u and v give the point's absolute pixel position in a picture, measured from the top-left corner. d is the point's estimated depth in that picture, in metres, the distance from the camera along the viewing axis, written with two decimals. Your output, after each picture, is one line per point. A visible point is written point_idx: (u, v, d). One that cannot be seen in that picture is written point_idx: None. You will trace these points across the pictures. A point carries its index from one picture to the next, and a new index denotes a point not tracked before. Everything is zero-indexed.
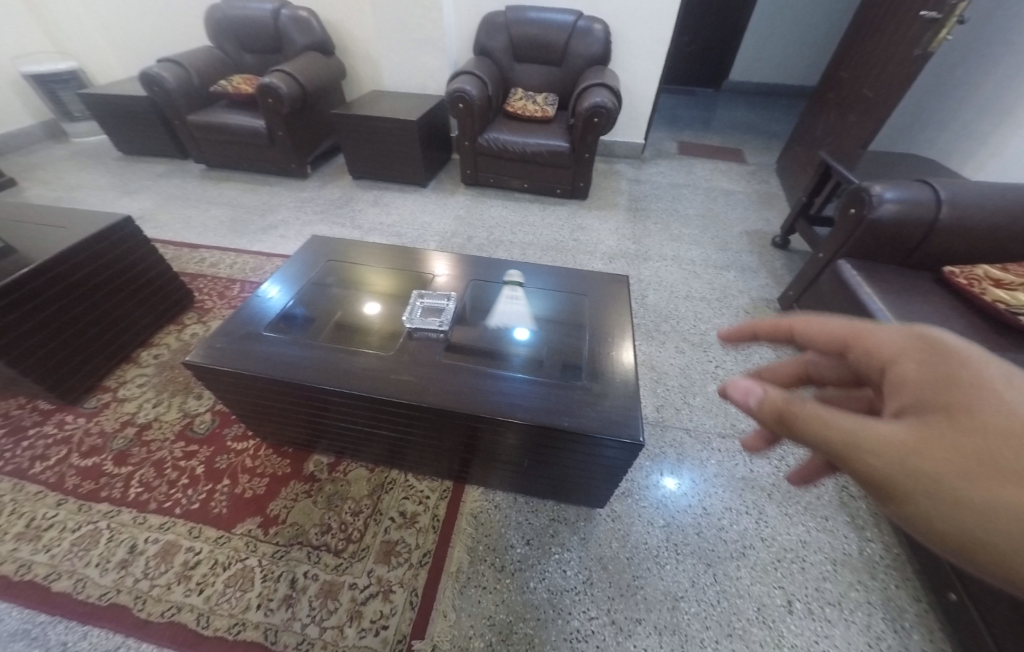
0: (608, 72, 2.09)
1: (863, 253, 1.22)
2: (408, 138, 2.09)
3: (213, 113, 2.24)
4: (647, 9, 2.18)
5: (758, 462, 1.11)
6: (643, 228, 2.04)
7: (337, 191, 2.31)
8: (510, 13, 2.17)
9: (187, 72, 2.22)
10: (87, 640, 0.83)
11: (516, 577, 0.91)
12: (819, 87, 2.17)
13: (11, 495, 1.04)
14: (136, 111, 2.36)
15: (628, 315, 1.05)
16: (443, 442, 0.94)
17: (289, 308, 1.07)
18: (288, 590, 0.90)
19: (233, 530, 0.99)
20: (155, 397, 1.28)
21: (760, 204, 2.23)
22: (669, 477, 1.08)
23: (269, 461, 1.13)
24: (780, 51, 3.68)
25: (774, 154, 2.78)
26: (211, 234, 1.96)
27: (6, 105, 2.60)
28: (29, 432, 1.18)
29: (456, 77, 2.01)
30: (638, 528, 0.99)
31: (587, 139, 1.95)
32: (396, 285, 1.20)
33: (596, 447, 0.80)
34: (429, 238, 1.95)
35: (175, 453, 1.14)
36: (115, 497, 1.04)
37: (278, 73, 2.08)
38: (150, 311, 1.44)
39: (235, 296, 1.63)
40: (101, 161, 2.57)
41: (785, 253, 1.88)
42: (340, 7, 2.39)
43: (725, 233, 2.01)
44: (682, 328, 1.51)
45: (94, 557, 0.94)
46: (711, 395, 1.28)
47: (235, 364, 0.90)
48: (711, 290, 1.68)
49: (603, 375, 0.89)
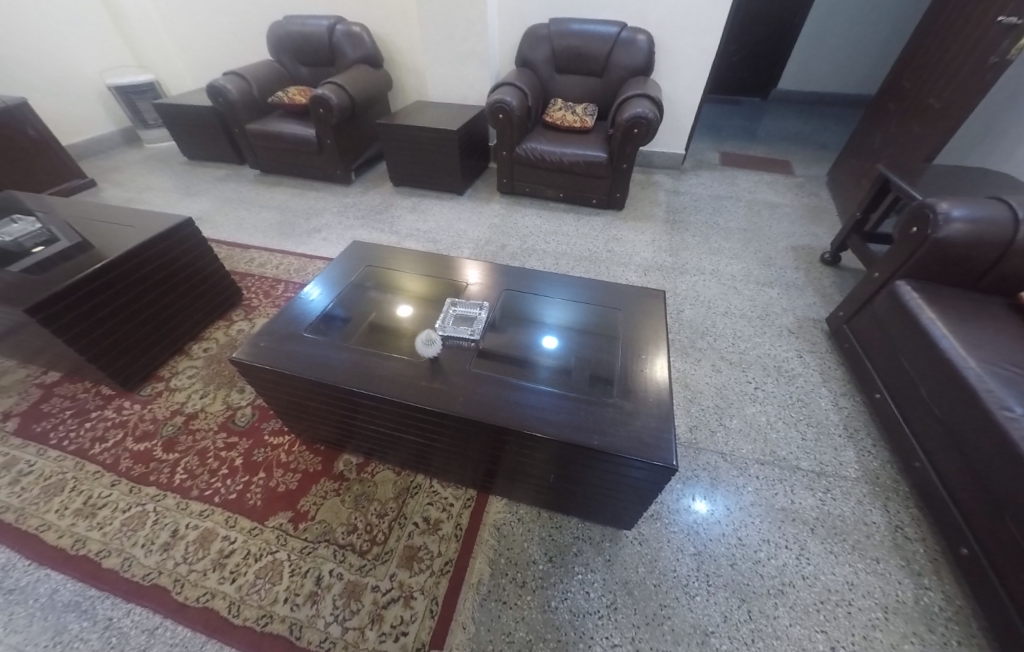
0: (650, 82, 2.06)
1: (925, 274, 1.12)
2: (448, 147, 2.14)
3: (269, 122, 2.38)
4: (694, 18, 2.14)
5: (800, 493, 1.04)
6: (681, 240, 1.99)
7: (378, 197, 2.39)
8: (553, 25, 2.19)
9: (248, 84, 2.37)
10: (130, 617, 0.88)
11: (538, 594, 0.89)
12: (878, 96, 2.04)
13: (73, 473, 1.13)
14: (201, 119, 2.54)
15: (664, 330, 1.01)
16: (469, 451, 0.94)
17: (328, 309, 1.11)
18: (314, 587, 0.92)
19: (266, 522, 1.02)
20: (202, 388, 1.36)
21: (808, 218, 2.12)
22: (701, 503, 1.03)
23: (301, 457, 1.17)
24: (834, 60, 3.51)
25: (824, 166, 2.64)
26: (261, 235, 2.07)
27: (92, 113, 2.88)
28: (91, 414, 1.28)
29: (498, 88, 2.04)
30: (667, 555, 0.94)
31: (625, 149, 1.93)
32: (431, 291, 1.21)
33: (626, 467, 0.77)
34: (463, 245, 1.98)
35: (217, 443, 1.20)
36: (163, 482, 1.11)
37: (330, 85, 2.18)
38: (203, 306, 1.54)
39: (279, 296, 1.71)
40: (168, 165, 2.78)
41: (835, 271, 1.77)
42: (390, 22, 2.50)
43: (769, 248, 1.92)
44: (720, 346, 1.44)
45: (140, 538, 1.00)
46: (749, 418, 1.21)
47: (277, 363, 0.94)
48: (752, 307, 1.60)
49: (634, 392, 0.86)
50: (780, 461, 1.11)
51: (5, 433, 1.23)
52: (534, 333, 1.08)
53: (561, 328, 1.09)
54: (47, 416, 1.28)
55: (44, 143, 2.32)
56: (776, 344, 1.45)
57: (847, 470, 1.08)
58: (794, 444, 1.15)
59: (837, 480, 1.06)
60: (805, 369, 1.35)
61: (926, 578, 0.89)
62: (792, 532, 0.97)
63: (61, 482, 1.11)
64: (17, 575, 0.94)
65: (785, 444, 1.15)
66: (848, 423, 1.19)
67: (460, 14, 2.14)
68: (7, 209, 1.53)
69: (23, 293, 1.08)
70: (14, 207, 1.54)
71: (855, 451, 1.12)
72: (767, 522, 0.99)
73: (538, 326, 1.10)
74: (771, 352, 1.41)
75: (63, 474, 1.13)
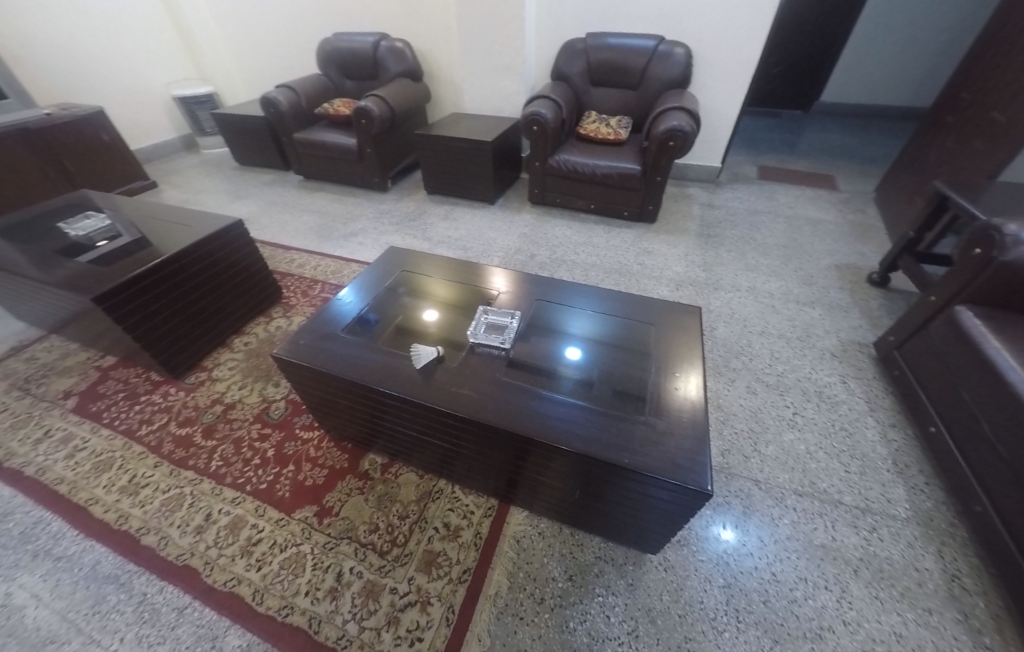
0: (688, 95, 2.04)
1: (990, 300, 1.04)
2: (483, 157, 2.18)
3: (314, 131, 2.51)
4: (735, 32, 2.11)
5: (843, 530, 0.97)
6: (716, 255, 1.93)
7: (412, 204, 2.46)
8: (590, 39, 2.21)
9: (297, 95, 2.52)
10: (163, 594, 0.91)
11: (556, 612, 0.87)
12: (933, 111, 1.94)
13: (121, 451, 1.20)
14: (253, 128, 2.71)
15: (698, 347, 0.98)
16: (492, 459, 0.93)
17: (362, 312, 1.14)
18: (334, 583, 0.93)
19: (292, 515, 1.05)
20: (241, 380, 1.42)
21: (854, 237, 2.02)
22: (733, 531, 0.98)
23: (329, 454, 1.19)
24: (885, 73, 3.37)
25: (872, 182, 2.51)
26: (301, 238, 2.17)
27: (157, 121, 3.12)
28: (141, 397, 1.36)
29: (533, 101, 2.07)
30: (694, 585, 0.90)
31: (660, 162, 1.91)
32: (460, 298, 1.23)
33: (656, 488, 0.75)
34: (493, 253, 2.00)
35: (252, 434, 1.25)
36: (200, 467, 1.16)
37: (373, 97, 2.28)
38: (246, 303, 1.61)
39: (315, 296, 1.78)
40: (221, 170, 2.97)
41: (884, 293, 1.67)
42: (432, 37, 2.59)
43: (810, 266, 1.83)
44: (755, 366, 1.39)
45: (176, 518, 1.05)
46: (787, 445, 1.15)
47: (313, 361, 0.97)
48: (792, 327, 1.53)
49: (667, 411, 0.83)
50: (820, 494, 1.04)
51: (65, 409, 1.33)
52: (557, 342, 1.06)
53: (585, 339, 1.07)
54: (102, 397, 1.37)
55: (115, 147, 2.53)
56: (817, 367, 1.37)
57: (896, 509, 1.00)
58: (836, 476, 1.08)
59: (885, 519, 0.99)
60: (850, 395, 1.27)
61: (987, 636, 0.80)
62: (832, 570, 0.91)
63: (110, 459, 1.18)
64: (66, 544, 1.00)
65: (826, 475, 1.08)
66: (897, 458, 1.11)
67: (500, 30, 2.20)
68: (81, 207, 1.67)
69: (90, 283, 1.17)
70: (87, 205, 1.68)
71: (905, 489, 1.04)
72: (804, 557, 0.93)
73: (562, 337, 1.08)
74: (812, 376, 1.34)
75: (112, 452, 1.20)
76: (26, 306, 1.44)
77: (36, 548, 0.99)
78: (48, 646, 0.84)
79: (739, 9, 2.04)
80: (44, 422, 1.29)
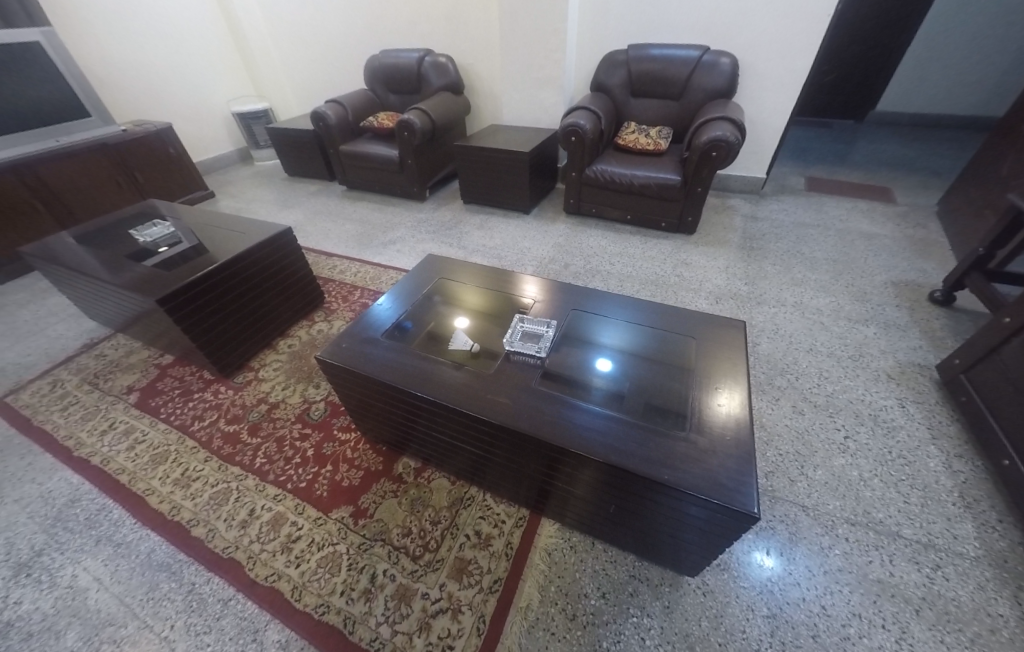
0: (732, 105, 2.00)
1: None
2: (520, 168, 2.22)
3: (359, 144, 2.63)
4: (784, 39, 2.05)
5: (901, 565, 0.90)
6: (759, 268, 1.86)
7: (449, 213, 2.52)
8: (631, 50, 2.21)
9: (344, 110, 2.65)
10: (209, 585, 0.96)
11: (588, 631, 0.85)
12: (1006, 120, 1.81)
13: (176, 445, 1.28)
14: (302, 141, 2.87)
15: (743, 364, 0.94)
16: (526, 470, 0.93)
17: (398, 318, 1.17)
18: (368, 584, 0.95)
19: (329, 514, 1.08)
20: (285, 381, 1.49)
21: (913, 252, 1.90)
22: (777, 559, 0.93)
23: (365, 455, 1.23)
24: (949, 78, 3.17)
25: (933, 194, 2.36)
26: (344, 245, 2.27)
27: (217, 135, 3.36)
28: (194, 394, 1.45)
29: (572, 112, 2.08)
30: (735, 613, 0.86)
31: (701, 172, 1.87)
32: (494, 306, 1.25)
33: (697, 508, 0.72)
34: (527, 262, 2.02)
35: (293, 433, 1.30)
36: (246, 463, 1.22)
37: (415, 111, 2.37)
38: (291, 306, 1.70)
39: (356, 301, 1.85)
40: (271, 180, 3.16)
41: (948, 312, 1.55)
42: (474, 52, 2.67)
43: (864, 282, 1.74)
44: (802, 385, 1.32)
45: (223, 512, 1.10)
46: (837, 471, 1.08)
47: (354, 364, 1.00)
48: (843, 346, 1.45)
49: (710, 428, 0.80)
50: (875, 525, 0.97)
51: (128, 404, 1.44)
52: (587, 352, 1.05)
53: (616, 350, 1.06)
54: (160, 393, 1.47)
55: (180, 160, 2.74)
56: (871, 389, 1.29)
57: (964, 548, 0.92)
58: (893, 508, 1.00)
59: (951, 557, 0.91)
60: (909, 421, 1.19)
61: None
62: (890, 609, 0.84)
63: (165, 452, 1.27)
64: (125, 531, 1.08)
65: (882, 506, 1.01)
66: (965, 492, 1.02)
67: (540, 44, 2.24)
68: (149, 215, 1.82)
69: (156, 286, 1.27)
70: (155, 214, 1.82)
71: (974, 526, 0.96)
72: (858, 592, 0.87)
73: (592, 347, 1.07)
74: (865, 399, 1.26)
75: (168, 446, 1.28)
76: (99, 306, 1.58)
77: (99, 533, 1.07)
78: (107, 628, 0.90)
79: (790, 16, 1.99)
80: (110, 415, 1.39)
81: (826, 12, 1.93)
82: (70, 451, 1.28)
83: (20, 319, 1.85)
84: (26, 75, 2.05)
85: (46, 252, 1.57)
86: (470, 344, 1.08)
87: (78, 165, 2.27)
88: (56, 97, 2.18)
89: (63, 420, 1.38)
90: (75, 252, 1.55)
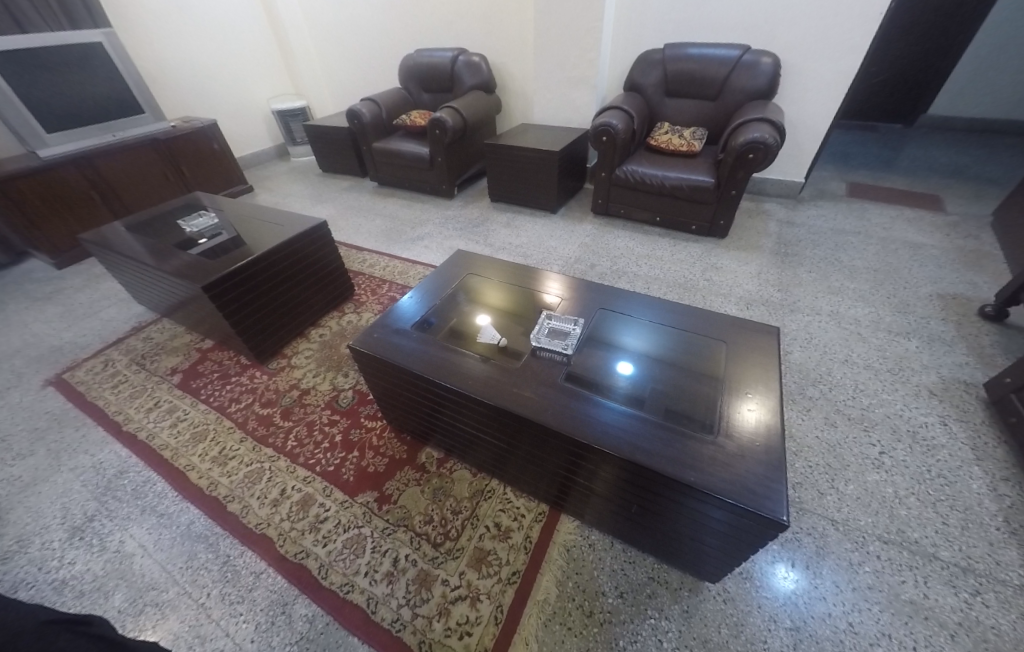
0: (771, 106, 1.94)
1: None
2: (548, 167, 2.22)
3: (392, 141, 2.69)
4: (830, 38, 1.98)
5: (937, 588, 0.86)
6: (793, 275, 1.81)
7: (476, 211, 2.55)
8: (667, 49, 2.18)
9: (379, 108, 2.71)
10: (243, 558, 1.02)
11: (605, 629, 0.85)
12: None
13: (214, 425, 1.36)
14: (338, 138, 2.95)
15: (775, 371, 0.92)
16: (548, 465, 0.94)
17: (425, 314, 1.19)
18: (391, 567, 0.98)
19: (355, 498, 1.13)
20: (316, 369, 1.55)
21: (963, 264, 1.80)
22: (802, 573, 0.91)
23: (390, 444, 1.27)
24: (1012, 80, 2.96)
25: (986, 203, 2.23)
26: (374, 239, 2.33)
27: (257, 131, 3.50)
28: (232, 378, 1.53)
29: (604, 112, 2.07)
30: (756, 623, 0.84)
31: (736, 175, 1.83)
32: (518, 303, 1.26)
33: (719, 511, 0.72)
34: (553, 261, 2.02)
35: (323, 418, 1.36)
36: (278, 445, 1.28)
37: (447, 109, 2.40)
38: (323, 298, 1.76)
39: (385, 294, 1.90)
40: (307, 175, 3.27)
41: (1000, 329, 1.47)
42: (507, 52, 2.69)
43: (906, 293, 1.66)
44: (835, 397, 1.28)
45: (256, 490, 1.16)
46: (870, 487, 1.05)
47: (384, 354, 1.03)
48: (881, 358, 1.39)
49: (737, 433, 0.80)
50: (910, 545, 0.94)
51: (171, 384, 1.52)
52: (609, 354, 1.05)
53: (639, 352, 1.05)
54: (201, 375, 1.55)
55: (223, 155, 2.88)
56: (910, 404, 1.24)
57: (1007, 574, 0.88)
58: (930, 528, 0.96)
59: (991, 584, 0.86)
60: (950, 440, 1.13)
61: None
62: (923, 632, 0.81)
63: (205, 431, 1.34)
64: (168, 502, 1.15)
65: (917, 526, 0.97)
66: (1011, 517, 0.97)
67: (575, 43, 2.23)
68: (196, 207, 1.92)
69: (201, 273, 1.35)
70: (199, 206, 1.92)
71: (1019, 553, 0.91)
72: (888, 612, 0.84)
73: (615, 348, 1.07)
74: (903, 414, 1.21)
75: (207, 424, 1.36)
76: (148, 292, 1.68)
77: (144, 504, 1.15)
78: (150, 592, 0.97)
79: (837, 14, 1.92)
80: (155, 394, 1.48)
81: (877, 10, 1.85)
82: (119, 426, 1.37)
83: (77, 301, 1.99)
84: (89, 72, 2.19)
85: (102, 239, 1.68)
86: (497, 339, 1.10)
87: (131, 157, 2.42)
88: (115, 93, 2.32)
89: (113, 397, 1.48)
90: (128, 239, 1.65)
